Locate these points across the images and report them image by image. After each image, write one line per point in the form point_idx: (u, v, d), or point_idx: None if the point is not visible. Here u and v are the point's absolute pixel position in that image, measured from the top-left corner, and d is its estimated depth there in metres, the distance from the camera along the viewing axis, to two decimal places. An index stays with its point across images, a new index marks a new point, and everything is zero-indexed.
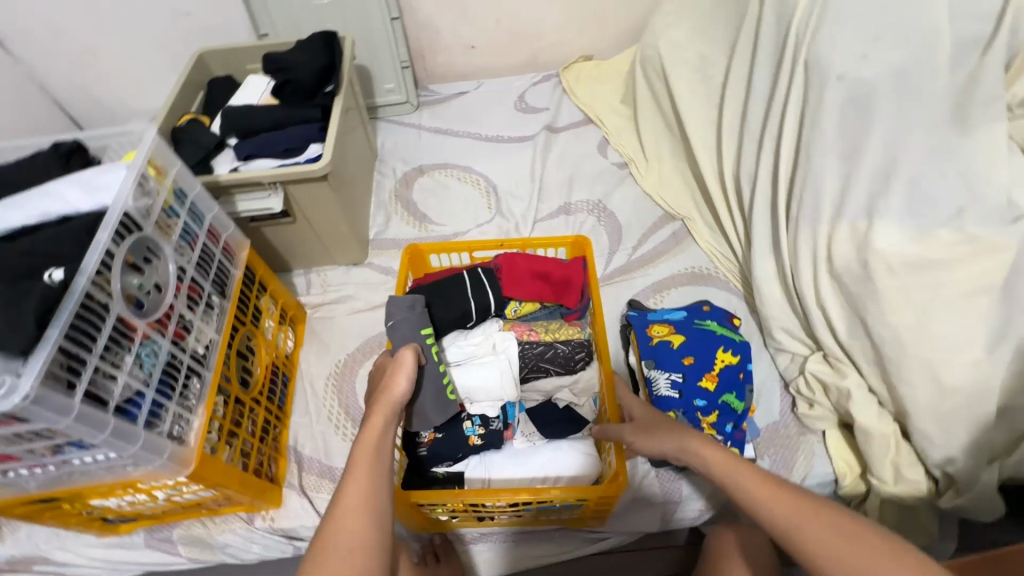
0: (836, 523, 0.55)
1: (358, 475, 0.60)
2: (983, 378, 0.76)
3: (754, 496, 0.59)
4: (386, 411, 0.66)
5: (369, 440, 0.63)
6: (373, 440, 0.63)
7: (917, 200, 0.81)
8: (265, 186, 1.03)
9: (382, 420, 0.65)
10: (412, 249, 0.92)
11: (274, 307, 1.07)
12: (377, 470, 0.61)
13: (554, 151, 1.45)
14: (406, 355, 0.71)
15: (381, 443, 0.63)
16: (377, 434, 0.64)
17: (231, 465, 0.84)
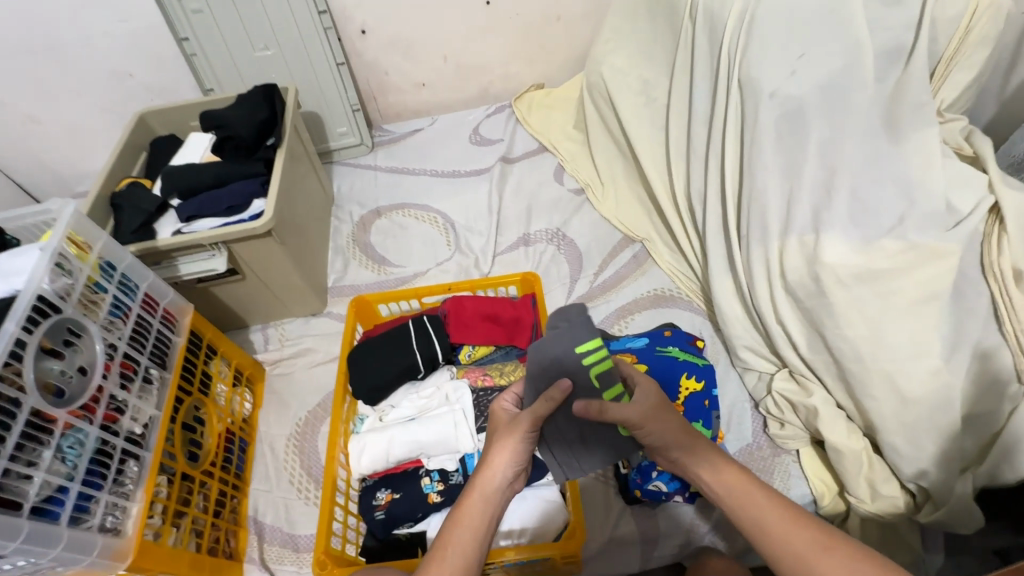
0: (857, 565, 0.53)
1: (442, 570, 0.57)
2: (945, 387, 0.74)
3: (767, 531, 0.58)
4: (482, 504, 0.61)
5: (460, 529, 0.60)
6: (467, 530, 0.59)
7: (859, 211, 0.81)
8: (207, 247, 1.00)
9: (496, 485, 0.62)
10: (358, 301, 0.92)
11: (227, 369, 1.03)
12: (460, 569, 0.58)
13: (511, 182, 1.44)
14: (517, 434, 0.62)
15: (472, 534, 0.59)
16: (474, 519, 0.60)
17: (180, 548, 0.79)
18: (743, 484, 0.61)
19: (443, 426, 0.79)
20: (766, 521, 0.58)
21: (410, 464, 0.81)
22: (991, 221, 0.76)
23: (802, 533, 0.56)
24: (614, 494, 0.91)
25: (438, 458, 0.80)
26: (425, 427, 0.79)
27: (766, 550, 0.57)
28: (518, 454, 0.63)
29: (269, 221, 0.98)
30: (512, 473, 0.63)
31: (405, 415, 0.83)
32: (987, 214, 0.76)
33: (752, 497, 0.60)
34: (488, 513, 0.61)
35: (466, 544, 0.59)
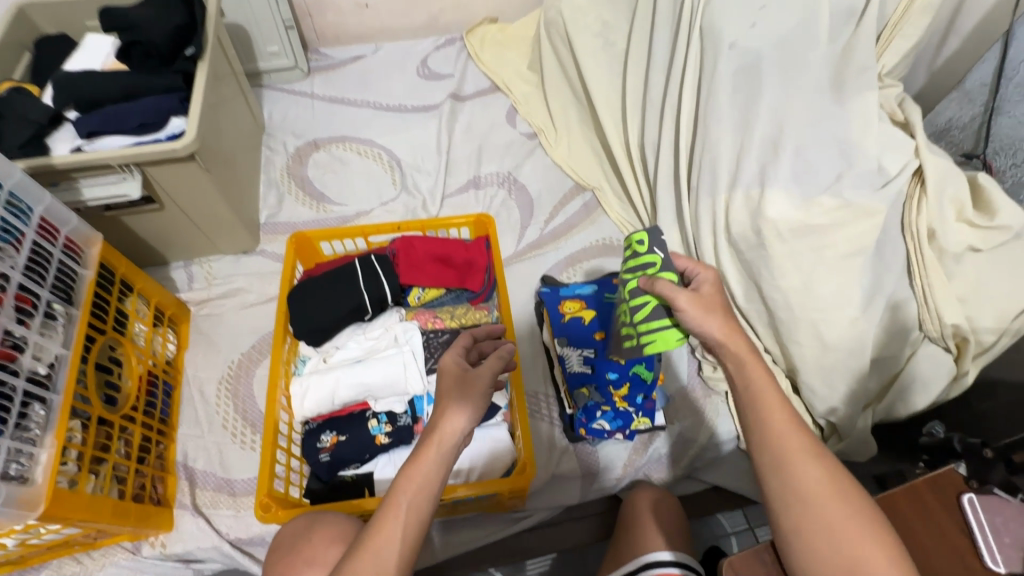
0: (836, 482, 0.50)
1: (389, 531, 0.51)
2: (861, 334, 0.81)
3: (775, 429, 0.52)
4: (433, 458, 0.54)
5: (413, 488, 0.52)
6: (420, 490, 0.53)
7: (801, 168, 0.85)
8: (116, 169, 0.88)
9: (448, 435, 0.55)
10: (298, 237, 0.86)
11: (146, 308, 0.94)
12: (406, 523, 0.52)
13: (460, 121, 1.37)
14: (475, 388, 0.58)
15: (426, 492, 0.53)
16: (427, 476, 0.53)
17: (100, 495, 0.73)
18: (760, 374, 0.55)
19: (390, 369, 0.77)
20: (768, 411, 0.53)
21: (356, 406, 0.79)
22: (915, 183, 0.81)
23: (799, 438, 0.52)
24: (558, 434, 0.95)
25: (385, 401, 0.78)
26: (373, 368, 0.77)
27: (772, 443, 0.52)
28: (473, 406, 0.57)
29: (190, 143, 0.87)
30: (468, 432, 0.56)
31: (352, 356, 0.80)
32: (912, 176, 0.82)
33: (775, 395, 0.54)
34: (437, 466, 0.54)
35: (417, 506, 0.52)
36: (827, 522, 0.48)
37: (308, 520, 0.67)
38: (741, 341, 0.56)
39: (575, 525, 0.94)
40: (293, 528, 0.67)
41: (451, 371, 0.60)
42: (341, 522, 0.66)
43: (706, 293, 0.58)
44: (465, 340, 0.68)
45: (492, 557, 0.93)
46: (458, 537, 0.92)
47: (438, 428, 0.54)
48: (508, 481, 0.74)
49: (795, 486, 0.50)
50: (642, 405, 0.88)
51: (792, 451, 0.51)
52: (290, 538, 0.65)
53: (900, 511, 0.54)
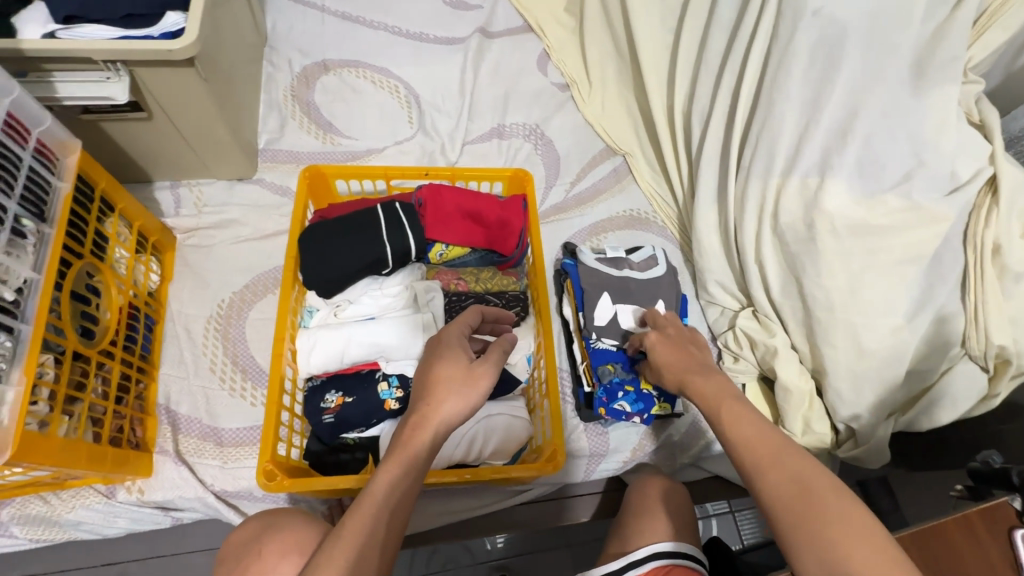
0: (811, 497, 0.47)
1: (361, 521, 0.45)
2: (901, 343, 0.79)
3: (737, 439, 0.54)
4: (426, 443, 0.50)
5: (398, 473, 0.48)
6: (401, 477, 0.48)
7: (867, 162, 0.79)
8: (99, 65, 0.74)
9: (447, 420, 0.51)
10: (312, 171, 0.75)
11: (127, 232, 0.83)
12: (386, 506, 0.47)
13: (487, 61, 1.25)
14: (480, 376, 0.55)
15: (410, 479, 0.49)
16: (410, 459, 0.49)
17: (75, 438, 0.66)
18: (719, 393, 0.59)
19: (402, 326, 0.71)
20: (733, 431, 0.54)
21: (365, 366, 0.72)
22: (986, 192, 0.76)
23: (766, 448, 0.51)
24: (572, 411, 0.91)
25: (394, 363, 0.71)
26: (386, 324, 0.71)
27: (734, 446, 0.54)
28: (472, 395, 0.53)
29: (192, 45, 0.74)
30: (460, 420, 0.53)
31: (362, 312, 0.73)
32: (983, 185, 0.76)
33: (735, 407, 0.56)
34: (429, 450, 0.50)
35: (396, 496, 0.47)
36: (820, 534, 0.45)
37: (263, 524, 0.62)
38: (697, 386, 0.62)
39: (572, 503, 0.93)
40: (246, 534, 0.62)
41: (451, 349, 0.57)
42: (299, 526, 0.61)
43: (665, 347, 0.71)
44: (469, 316, 0.65)
45: (487, 527, 0.91)
46: (455, 505, 0.89)
47: (429, 411, 0.51)
48: (534, 466, 0.69)
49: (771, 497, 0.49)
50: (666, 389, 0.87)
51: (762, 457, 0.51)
52: (244, 545, 0.61)
53: (953, 541, 0.51)
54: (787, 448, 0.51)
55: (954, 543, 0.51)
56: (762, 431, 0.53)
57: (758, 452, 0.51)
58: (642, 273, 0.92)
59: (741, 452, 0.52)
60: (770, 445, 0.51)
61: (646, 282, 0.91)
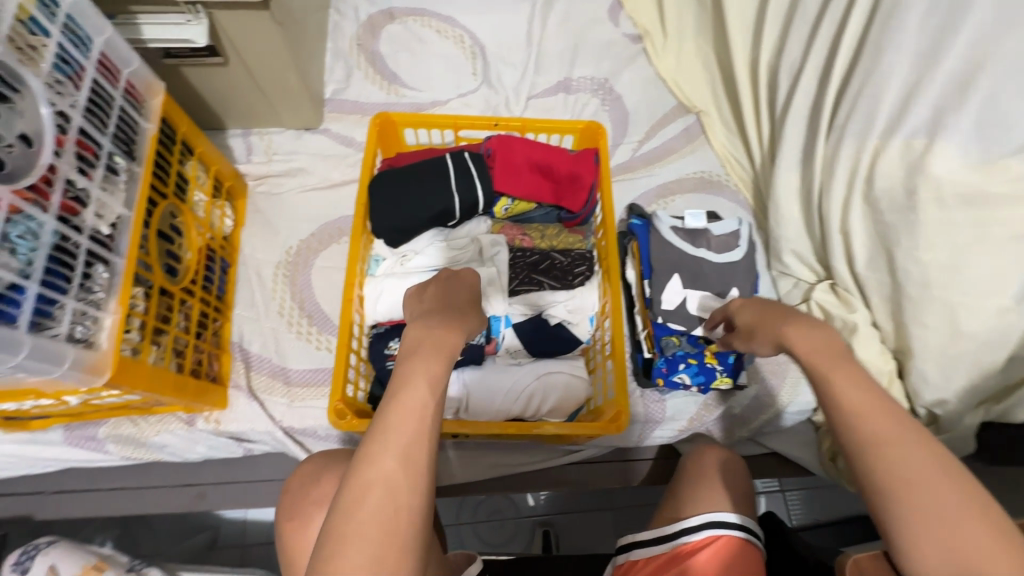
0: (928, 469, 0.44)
1: (392, 419, 0.46)
2: (1005, 327, 0.71)
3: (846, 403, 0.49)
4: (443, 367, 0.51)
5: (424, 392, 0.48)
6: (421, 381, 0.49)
7: (989, 121, 0.69)
8: (180, 7, 0.75)
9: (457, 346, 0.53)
10: (383, 119, 0.74)
11: (205, 176, 0.86)
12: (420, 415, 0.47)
13: (557, 10, 1.18)
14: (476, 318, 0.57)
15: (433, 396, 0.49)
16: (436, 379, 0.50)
17: (163, 368, 0.71)
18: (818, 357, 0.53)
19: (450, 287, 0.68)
20: (847, 407, 0.48)
21: None
22: None
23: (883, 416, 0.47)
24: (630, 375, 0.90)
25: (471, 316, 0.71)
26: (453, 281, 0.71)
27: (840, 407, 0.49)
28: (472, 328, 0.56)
29: None
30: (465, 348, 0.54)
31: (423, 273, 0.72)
32: None
33: (843, 365, 0.51)
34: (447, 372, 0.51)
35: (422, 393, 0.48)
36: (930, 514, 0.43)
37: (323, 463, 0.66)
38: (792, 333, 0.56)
39: (621, 467, 0.92)
40: (308, 468, 0.66)
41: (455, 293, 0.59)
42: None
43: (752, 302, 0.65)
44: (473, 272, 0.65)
45: (535, 483, 0.93)
46: (506, 459, 0.91)
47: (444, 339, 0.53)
48: (596, 425, 0.67)
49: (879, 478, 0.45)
50: (732, 365, 0.82)
51: (875, 432, 0.46)
52: (307, 476, 0.65)
53: None
54: (909, 426, 0.47)
55: None
56: (873, 410, 0.48)
57: (873, 421, 0.47)
58: (718, 256, 0.83)
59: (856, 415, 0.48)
60: (887, 424, 0.47)
61: (722, 265, 0.83)
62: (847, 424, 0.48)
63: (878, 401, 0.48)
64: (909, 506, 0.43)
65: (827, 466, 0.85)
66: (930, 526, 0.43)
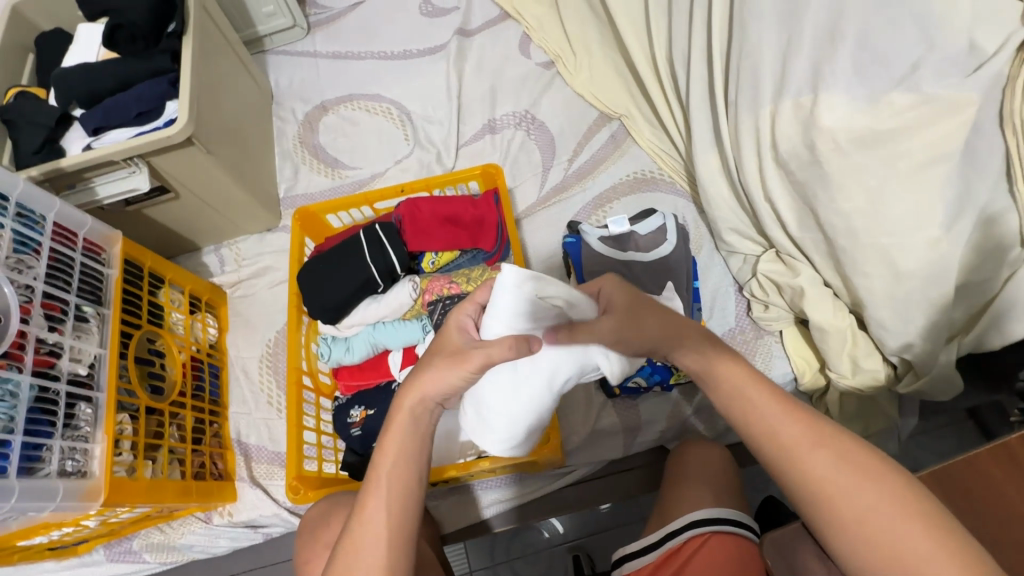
0: (840, 469, 0.50)
1: (381, 496, 0.55)
2: (942, 258, 0.68)
3: (762, 422, 0.54)
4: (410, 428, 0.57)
5: (397, 450, 0.56)
6: (406, 431, 0.57)
7: (868, 61, 0.68)
8: (122, 164, 0.87)
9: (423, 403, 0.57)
10: (303, 213, 0.84)
11: (181, 297, 0.96)
12: (399, 464, 0.56)
13: (470, 59, 1.25)
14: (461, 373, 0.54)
15: (409, 454, 0.57)
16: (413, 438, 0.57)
17: (163, 478, 0.79)
18: (738, 377, 0.56)
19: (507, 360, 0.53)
20: (771, 419, 0.54)
21: (382, 380, 0.80)
22: (1020, 61, 0.62)
23: (792, 429, 0.53)
24: (594, 390, 0.92)
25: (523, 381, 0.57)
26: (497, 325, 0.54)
27: (753, 429, 0.55)
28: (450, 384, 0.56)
29: (186, 126, 0.84)
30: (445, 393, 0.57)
31: (398, 335, 0.78)
32: (1017, 51, 0.62)
33: (750, 386, 0.55)
34: (421, 429, 0.58)
35: (401, 466, 0.56)
36: (845, 525, 0.48)
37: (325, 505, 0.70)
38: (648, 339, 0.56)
39: (621, 477, 0.92)
40: (315, 511, 0.70)
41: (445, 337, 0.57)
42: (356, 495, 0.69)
43: (604, 323, 0.55)
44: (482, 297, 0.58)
45: (538, 513, 0.92)
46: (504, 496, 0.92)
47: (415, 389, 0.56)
48: (531, 452, 0.75)
49: (809, 482, 0.51)
50: None
51: (797, 440, 0.52)
52: (314, 521, 0.68)
53: (992, 477, 0.45)
54: (820, 438, 0.52)
55: (990, 475, 0.45)
56: (788, 414, 0.54)
57: (789, 440, 0.53)
58: (648, 253, 0.89)
59: (771, 434, 0.53)
60: (812, 430, 0.52)
61: (652, 262, 0.88)
62: (771, 435, 0.53)
63: (792, 407, 0.54)
64: (826, 522, 0.49)
65: None
66: (863, 522, 0.48)
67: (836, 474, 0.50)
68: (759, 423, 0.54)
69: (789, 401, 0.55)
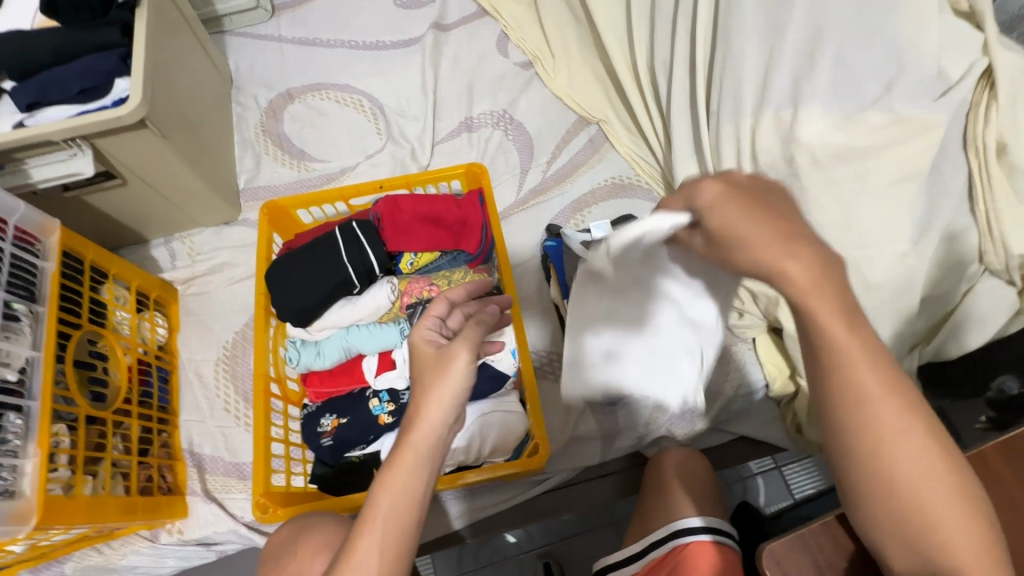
0: (920, 457, 0.45)
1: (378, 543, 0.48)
2: (910, 270, 0.72)
3: (858, 391, 0.45)
4: (417, 466, 0.50)
5: (399, 491, 0.49)
6: (411, 466, 0.50)
7: (843, 80, 0.71)
8: (62, 145, 0.78)
9: (430, 439, 0.50)
10: (271, 207, 0.78)
11: (126, 293, 0.87)
12: (404, 505, 0.49)
13: (446, 55, 1.22)
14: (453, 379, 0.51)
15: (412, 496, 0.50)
16: (416, 477, 0.50)
17: (104, 495, 0.72)
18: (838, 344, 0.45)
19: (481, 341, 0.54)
20: (852, 359, 0.45)
21: (356, 387, 0.76)
22: (982, 88, 0.66)
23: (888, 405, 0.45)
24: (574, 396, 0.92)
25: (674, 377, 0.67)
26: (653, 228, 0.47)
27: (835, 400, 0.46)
28: (449, 405, 0.51)
29: (138, 107, 0.77)
30: (449, 422, 0.51)
31: (371, 339, 0.75)
32: (979, 79, 0.66)
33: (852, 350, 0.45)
34: (426, 466, 0.50)
35: (404, 507, 0.49)
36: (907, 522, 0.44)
37: (293, 528, 0.63)
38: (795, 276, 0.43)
39: (595, 483, 0.91)
40: (280, 536, 0.64)
41: (419, 354, 0.55)
42: (330, 523, 0.62)
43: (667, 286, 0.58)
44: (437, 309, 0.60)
45: (512, 521, 0.90)
46: (480, 503, 0.90)
47: (416, 418, 0.50)
48: (521, 463, 0.72)
49: (880, 468, 0.45)
50: None
51: (870, 411, 0.45)
52: (279, 547, 0.62)
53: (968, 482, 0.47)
54: (906, 422, 0.45)
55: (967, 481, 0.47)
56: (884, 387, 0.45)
57: (875, 423, 0.45)
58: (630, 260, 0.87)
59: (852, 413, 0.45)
60: (888, 399, 0.45)
61: None
62: (831, 388, 0.46)
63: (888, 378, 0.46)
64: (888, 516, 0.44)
65: (795, 438, 0.88)
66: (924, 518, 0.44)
67: (919, 461, 0.45)
68: (833, 357, 0.45)
69: (875, 344, 0.46)
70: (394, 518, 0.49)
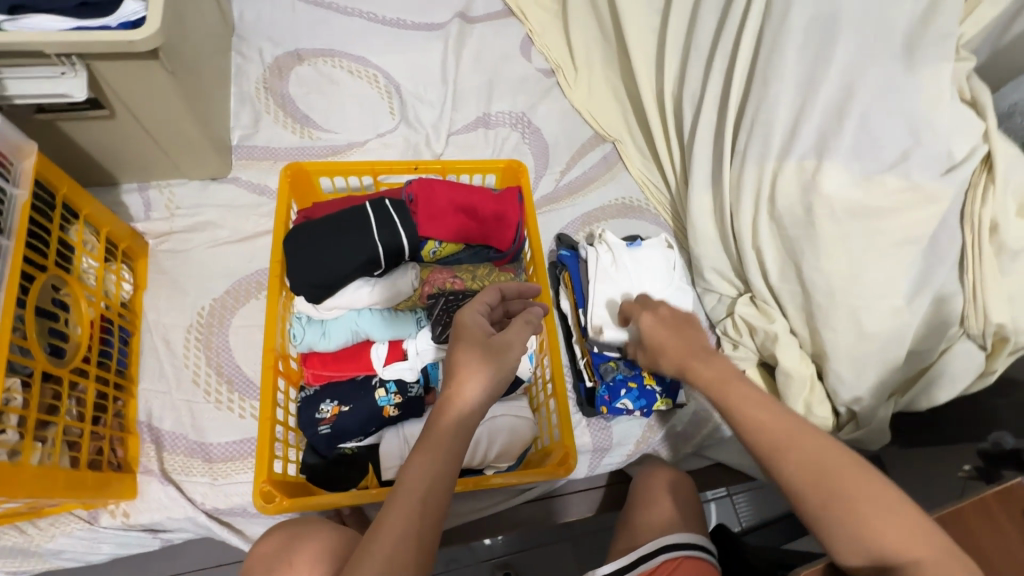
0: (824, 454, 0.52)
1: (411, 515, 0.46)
2: (901, 324, 0.79)
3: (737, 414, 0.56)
4: (454, 436, 0.50)
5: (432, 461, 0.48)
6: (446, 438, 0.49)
7: (865, 143, 0.77)
8: (51, 59, 0.68)
9: (468, 413, 0.51)
10: (294, 169, 0.73)
11: (95, 240, 0.77)
12: (438, 478, 0.48)
13: (469, 47, 1.19)
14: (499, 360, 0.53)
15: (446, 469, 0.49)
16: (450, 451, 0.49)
17: (49, 466, 0.62)
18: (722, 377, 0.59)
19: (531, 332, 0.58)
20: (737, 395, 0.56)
21: (361, 373, 0.71)
22: (981, 170, 0.73)
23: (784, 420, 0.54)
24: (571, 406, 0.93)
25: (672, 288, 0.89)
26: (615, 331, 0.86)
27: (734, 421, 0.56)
28: (491, 382, 0.52)
29: (153, 37, 0.68)
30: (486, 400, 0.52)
31: (385, 325, 0.71)
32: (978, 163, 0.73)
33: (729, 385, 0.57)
34: (461, 439, 0.50)
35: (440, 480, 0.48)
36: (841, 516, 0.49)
37: (286, 536, 0.58)
38: (701, 371, 0.60)
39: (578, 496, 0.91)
40: (269, 546, 0.57)
41: (466, 332, 0.56)
42: (329, 533, 0.58)
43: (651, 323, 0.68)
44: (488, 295, 0.62)
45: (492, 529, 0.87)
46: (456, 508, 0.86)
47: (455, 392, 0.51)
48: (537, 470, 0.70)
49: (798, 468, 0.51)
50: (666, 385, 0.89)
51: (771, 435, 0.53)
52: (269, 557, 0.56)
53: (972, 526, 0.51)
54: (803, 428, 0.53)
55: (971, 524, 0.51)
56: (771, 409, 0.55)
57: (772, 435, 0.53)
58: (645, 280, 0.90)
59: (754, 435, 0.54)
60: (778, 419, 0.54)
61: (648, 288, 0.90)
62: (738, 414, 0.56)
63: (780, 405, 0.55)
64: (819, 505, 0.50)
65: None
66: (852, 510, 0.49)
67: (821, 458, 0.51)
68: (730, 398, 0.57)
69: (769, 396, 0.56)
70: (427, 491, 0.47)
